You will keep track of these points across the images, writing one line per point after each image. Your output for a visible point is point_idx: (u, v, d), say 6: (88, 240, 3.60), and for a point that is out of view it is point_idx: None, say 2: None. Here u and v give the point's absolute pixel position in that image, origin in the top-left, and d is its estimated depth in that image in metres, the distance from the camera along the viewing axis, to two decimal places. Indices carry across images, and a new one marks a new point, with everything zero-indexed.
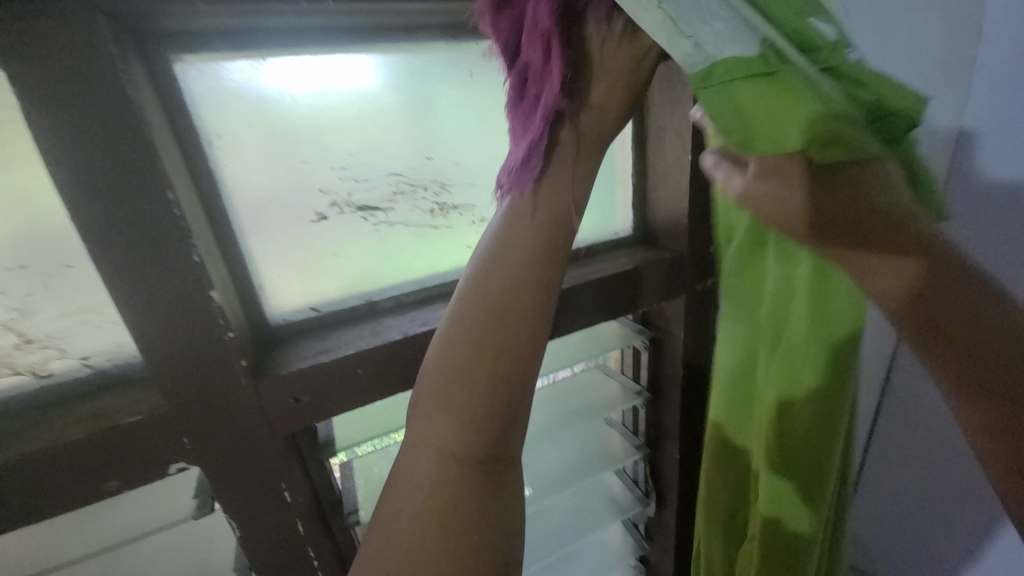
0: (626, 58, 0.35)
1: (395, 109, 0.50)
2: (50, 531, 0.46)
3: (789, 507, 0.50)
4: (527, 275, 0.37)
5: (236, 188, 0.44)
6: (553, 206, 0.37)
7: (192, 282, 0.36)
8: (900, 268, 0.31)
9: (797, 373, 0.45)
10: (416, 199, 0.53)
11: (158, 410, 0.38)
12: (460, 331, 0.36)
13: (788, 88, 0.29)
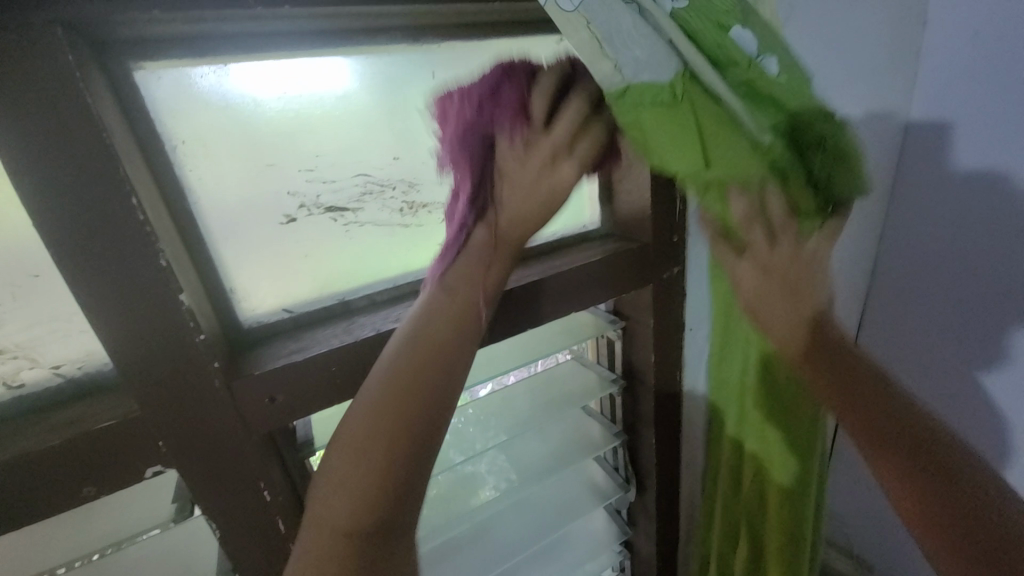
0: (539, 186, 0.41)
1: (372, 114, 0.52)
2: (29, 541, 0.46)
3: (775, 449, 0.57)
4: (437, 352, 0.40)
5: (201, 194, 0.45)
6: (463, 297, 0.42)
7: (163, 286, 0.37)
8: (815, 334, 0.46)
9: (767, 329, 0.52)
10: (384, 199, 0.54)
11: (132, 414, 0.39)
12: (365, 409, 0.38)
13: (688, 121, 0.37)
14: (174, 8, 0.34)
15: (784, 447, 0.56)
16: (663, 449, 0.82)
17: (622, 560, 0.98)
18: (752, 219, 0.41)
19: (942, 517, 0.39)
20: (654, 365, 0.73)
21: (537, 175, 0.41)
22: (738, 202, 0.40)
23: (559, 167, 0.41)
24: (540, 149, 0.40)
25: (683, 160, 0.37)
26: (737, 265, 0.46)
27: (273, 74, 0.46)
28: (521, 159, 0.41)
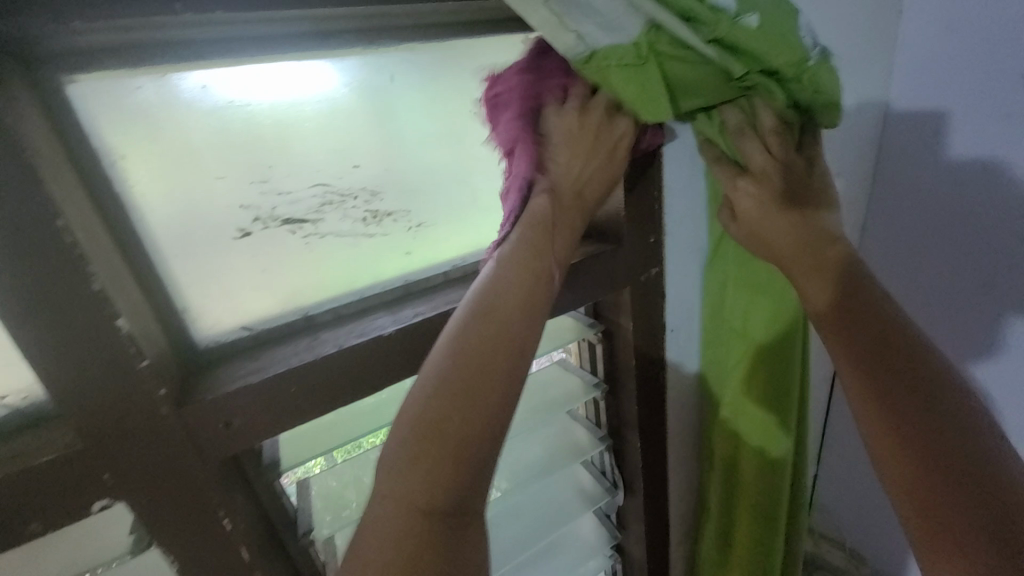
0: (601, 141, 0.48)
1: (362, 123, 0.51)
2: None
3: (757, 427, 0.66)
4: (514, 310, 0.40)
5: (146, 212, 0.43)
6: (530, 260, 0.43)
7: (100, 310, 0.35)
8: (842, 291, 0.45)
9: (750, 306, 0.63)
10: (346, 209, 0.52)
11: (72, 448, 0.37)
12: (435, 393, 0.37)
13: (658, 80, 0.40)
14: (94, 16, 0.32)
15: (766, 421, 0.65)
16: (650, 454, 0.79)
17: (614, 565, 0.96)
18: (743, 130, 0.47)
19: (914, 457, 0.37)
20: (635, 368, 0.71)
21: (598, 128, 0.47)
22: (730, 112, 0.47)
23: (616, 123, 0.48)
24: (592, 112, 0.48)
25: (659, 115, 0.41)
26: (734, 185, 0.50)
27: (221, 83, 0.43)
28: (578, 122, 0.47)
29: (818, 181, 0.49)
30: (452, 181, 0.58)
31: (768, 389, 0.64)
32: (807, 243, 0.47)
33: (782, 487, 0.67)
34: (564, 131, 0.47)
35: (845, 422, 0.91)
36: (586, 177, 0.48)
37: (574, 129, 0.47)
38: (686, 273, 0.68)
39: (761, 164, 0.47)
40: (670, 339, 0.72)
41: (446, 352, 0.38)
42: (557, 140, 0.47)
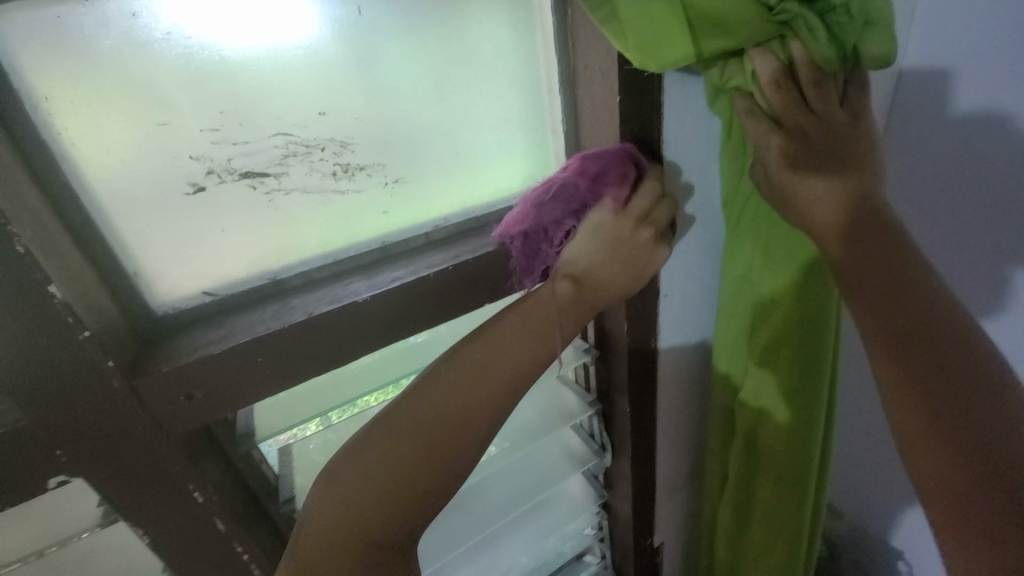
0: (625, 251, 0.48)
1: (337, 68, 0.45)
2: None
3: (774, 396, 0.62)
4: (510, 382, 0.41)
5: (82, 163, 0.38)
6: (531, 328, 0.44)
7: (25, 274, 0.31)
8: (874, 249, 0.41)
9: (770, 269, 0.57)
10: (313, 161, 0.46)
11: (16, 423, 0.34)
12: (417, 412, 0.39)
13: (673, 6, 0.38)
14: None
15: (790, 389, 0.61)
16: (639, 420, 0.78)
17: (600, 521, 0.99)
18: (783, 86, 0.41)
19: (943, 451, 0.34)
20: (627, 334, 0.68)
21: (629, 241, 0.48)
22: (761, 60, 0.41)
23: (652, 249, 0.49)
24: (645, 225, 0.48)
25: (675, 49, 0.39)
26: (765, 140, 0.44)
27: (158, 10, 0.37)
28: (629, 229, 0.47)
29: (845, 127, 0.44)
30: (431, 131, 0.52)
31: (800, 359, 0.60)
32: (849, 212, 0.43)
33: (811, 445, 0.65)
34: (609, 231, 0.47)
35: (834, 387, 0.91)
36: (617, 278, 0.47)
37: (616, 239, 0.47)
38: (683, 235, 0.65)
39: (795, 121, 0.42)
40: (664, 303, 0.69)
41: (439, 373, 0.41)
42: (605, 237, 0.47)
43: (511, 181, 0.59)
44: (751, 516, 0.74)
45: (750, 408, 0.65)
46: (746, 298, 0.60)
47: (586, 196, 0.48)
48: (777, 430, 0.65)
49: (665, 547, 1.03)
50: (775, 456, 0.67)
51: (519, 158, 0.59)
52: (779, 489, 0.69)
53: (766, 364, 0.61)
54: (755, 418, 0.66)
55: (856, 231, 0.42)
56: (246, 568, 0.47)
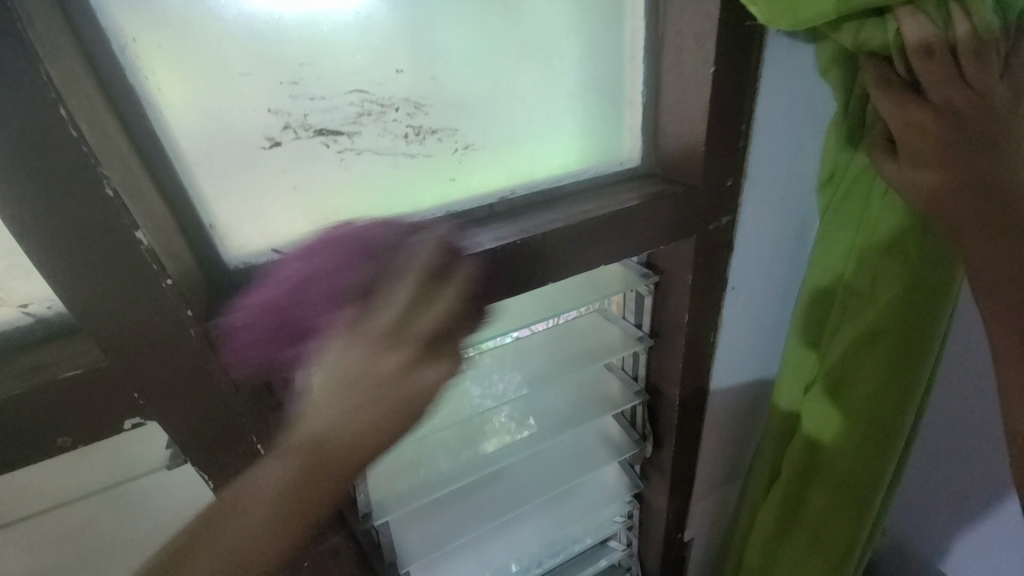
0: (366, 385, 0.38)
1: (419, 21, 0.43)
2: (61, 469, 0.47)
3: (851, 406, 0.59)
4: (277, 526, 0.38)
5: (164, 108, 0.38)
6: (278, 480, 0.38)
7: (112, 217, 0.31)
8: (993, 229, 0.43)
9: (870, 261, 0.53)
10: (386, 122, 0.45)
11: (99, 364, 0.35)
12: (221, 530, 0.37)
13: None
14: None
15: (870, 399, 0.57)
16: (686, 414, 0.75)
17: (631, 511, 0.97)
18: (931, 52, 0.41)
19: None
20: (687, 325, 0.64)
21: (379, 378, 0.38)
22: (908, 20, 0.41)
23: (420, 370, 0.39)
24: (390, 352, 0.39)
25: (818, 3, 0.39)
26: (905, 112, 0.43)
27: None
28: (372, 361, 0.38)
29: (997, 101, 0.41)
30: (506, 97, 0.50)
31: (887, 370, 0.55)
32: (983, 194, 0.43)
33: (879, 464, 0.61)
34: (357, 367, 0.38)
35: None
36: (364, 423, 0.38)
37: (364, 376, 0.38)
38: (760, 222, 0.61)
39: (940, 95, 0.42)
40: (729, 296, 0.66)
41: (231, 491, 0.38)
42: (353, 373, 0.38)
43: (581, 154, 0.56)
44: (792, 529, 0.70)
45: (818, 415, 0.62)
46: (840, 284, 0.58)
47: (305, 310, 0.39)
48: (847, 442, 0.61)
49: (695, 544, 1.01)
50: (832, 471, 0.63)
51: (592, 131, 0.55)
52: (834, 507, 0.65)
53: (846, 367, 0.57)
54: (820, 427, 0.63)
55: (979, 212, 0.43)
56: None
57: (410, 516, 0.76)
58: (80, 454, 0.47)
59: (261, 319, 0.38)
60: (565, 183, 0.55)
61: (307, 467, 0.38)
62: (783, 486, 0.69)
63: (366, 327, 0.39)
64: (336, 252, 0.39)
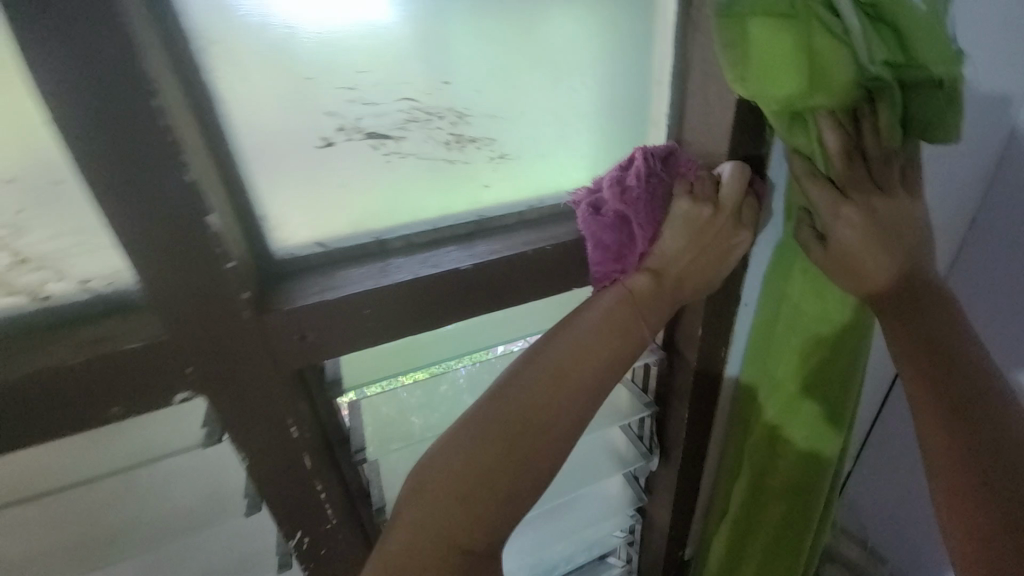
0: (712, 234, 0.49)
1: (468, 40, 0.47)
2: (89, 445, 0.49)
3: (801, 436, 0.66)
4: (591, 364, 0.45)
5: (231, 105, 0.40)
6: (644, 291, 0.48)
7: (187, 204, 0.33)
8: (909, 310, 0.44)
9: (807, 311, 0.58)
10: (430, 129, 0.48)
11: (158, 338, 0.37)
12: (544, 356, 0.45)
13: (800, 44, 0.37)
14: None
15: (813, 426, 0.64)
16: (695, 429, 0.76)
17: (632, 525, 0.97)
18: (850, 156, 0.42)
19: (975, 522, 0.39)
20: (699, 339, 0.66)
21: (716, 232, 0.50)
22: (831, 131, 0.41)
23: (737, 233, 0.51)
24: (716, 217, 0.49)
25: (783, 81, 0.37)
26: (836, 211, 0.44)
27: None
28: (711, 219, 0.49)
29: (904, 203, 0.45)
30: (540, 113, 0.53)
31: (825, 399, 0.62)
32: (904, 275, 0.45)
33: (822, 481, 0.68)
34: (695, 224, 0.49)
35: (891, 422, 0.86)
36: (683, 268, 0.50)
37: (704, 230, 0.49)
38: None
39: (859, 191, 0.43)
40: (741, 313, 0.67)
41: (506, 383, 0.44)
42: (684, 234, 0.49)
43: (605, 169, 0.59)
44: (753, 539, 0.76)
45: (762, 442, 0.69)
46: (781, 332, 0.62)
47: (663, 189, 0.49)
48: (798, 465, 0.68)
49: None
50: (783, 489, 0.70)
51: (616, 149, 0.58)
52: (788, 522, 0.71)
53: (796, 401, 0.64)
54: (770, 455, 0.69)
55: (896, 298, 0.45)
56: (322, 505, 0.51)
57: None
58: (104, 432, 0.48)
59: (624, 203, 0.48)
60: None
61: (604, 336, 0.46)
62: (738, 506, 0.74)
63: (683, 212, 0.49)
64: (658, 151, 0.50)
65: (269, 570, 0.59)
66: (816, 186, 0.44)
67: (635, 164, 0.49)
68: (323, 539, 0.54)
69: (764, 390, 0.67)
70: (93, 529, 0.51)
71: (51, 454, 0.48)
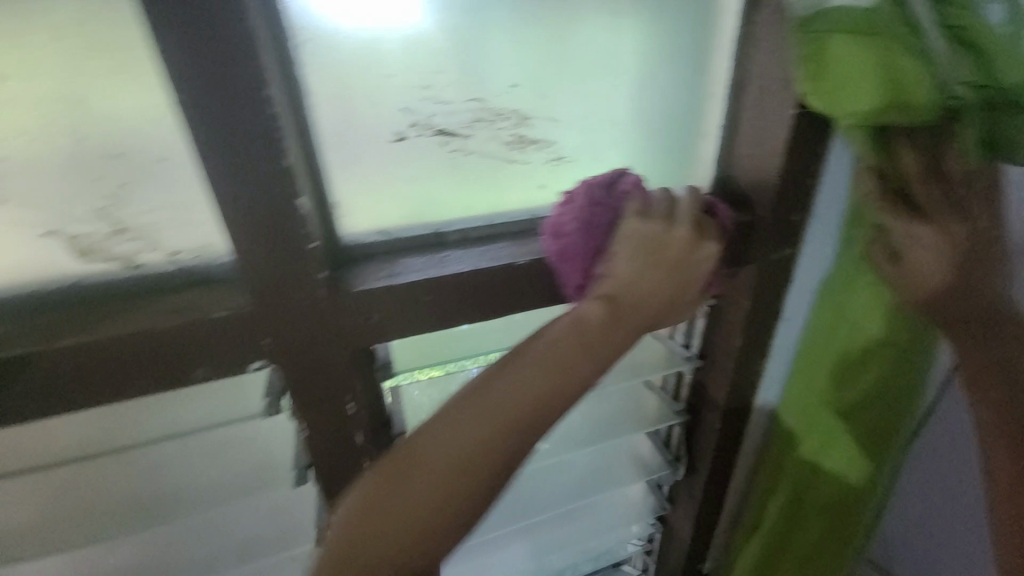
0: (670, 255, 0.43)
1: (537, 48, 0.49)
2: (159, 407, 0.52)
3: (848, 454, 0.65)
4: (546, 394, 0.39)
5: (318, 98, 0.43)
6: (602, 317, 0.41)
7: (281, 188, 0.36)
8: (974, 323, 0.47)
9: (865, 321, 0.59)
10: (495, 129, 0.50)
11: (243, 308, 0.40)
12: (496, 381, 0.39)
13: (878, 61, 0.39)
14: None
15: (862, 443, 0.64)
16: (725, 440, 0.76)
17: (651, 535, 0.97)
18: (927, 177, 0.43)
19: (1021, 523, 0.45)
20: (736, 350, 0.67)
21: (680, 249, 0.43)
22: (908, 154, 0.43)
23: (704, 251, 0.44)
24: (675, 236, 0.43)
25: (859, 98, 0.39)
26: (910, 232, 0.46)
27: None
28: (667, 236, 0.43)
29: (985, 224, 0.45)
30: (598, 119, 0.54)
31: (879, 413, 0.63)
32: (972, 292, 0.46)
33: (865, 503, 0.67)
34: (647, 244, 0.43)
35: None
36: (651, 288, 0.42)
37: (661, 248, 0.43)
38: (819, 259, 0.63)
39: (936, 212, 0.44)
40: (781, 326, 0.68)
41: (454, 409, 0.38)
42: (640, 255, 0.42)
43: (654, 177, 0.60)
44: (783, 559, 0.75)
45: (805, 457, 0.69)
46: (837, 341, 0.62)
47: (609, 209, 0.44)
48: (842, 485, 0.67)
49: None
50: (822, 507, 0.69)
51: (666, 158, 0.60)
52: (823, 541, 0.71)
53: (847, 414, 0.64)
54: (812, 471, 0.69)
55: (961, 314, 0.47)
56: None
57: None
58: (174, 396, 0.52)
59: (566, 240, 0.45)
60: None
61: (540, 379, 0.39)
62: (772, 522, 0.73)
63: (633, 239, 0.43)
64: (605, 175, 0.46)
65: (304, 542, 0.61)
66: (886, 204, 0.46)
67: (575, 198, 0.45)
68: None
69: (810, 403, 0.67)
70: (108, 498, 0.54)
71: (124, 412, 0.51)
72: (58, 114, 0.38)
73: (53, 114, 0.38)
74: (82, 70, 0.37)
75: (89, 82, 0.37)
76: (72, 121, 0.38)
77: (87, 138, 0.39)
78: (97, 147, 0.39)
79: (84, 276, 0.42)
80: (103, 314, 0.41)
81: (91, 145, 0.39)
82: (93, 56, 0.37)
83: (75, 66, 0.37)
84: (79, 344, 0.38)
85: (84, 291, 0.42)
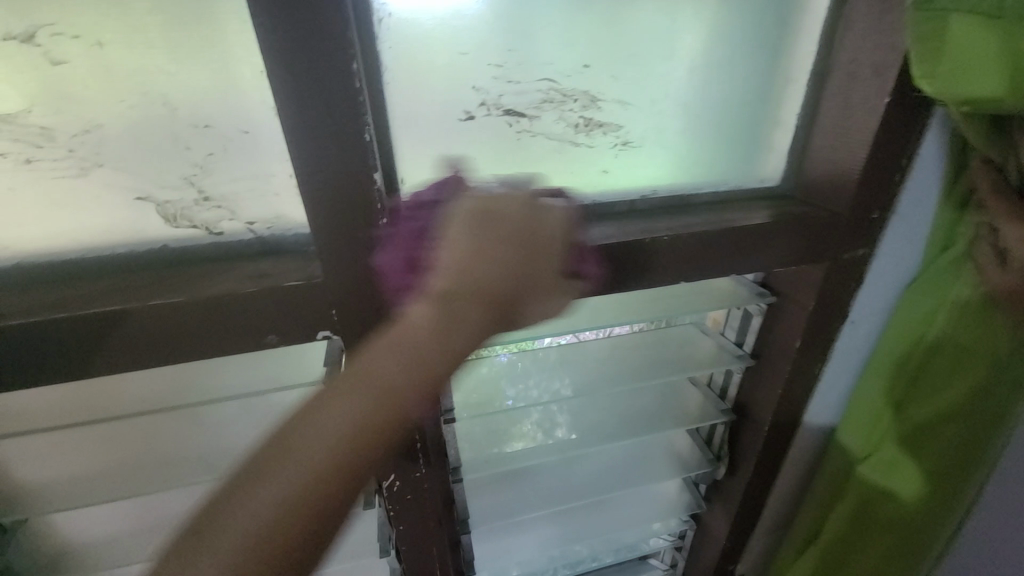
0: (497, 234, 0.36)
1: (613, 27, 0.47)
2: (228, 367, 0.55)
3: (921, 467, 0.63)
4: (394, 391, 0.33)
5: (393, 73, 0.43)
6: (444, 304, 0.34)
7: (359, 163, 0.37)
8: None
9: (955, 328, 0.57)
10: (563, 110, 0.49)
11: (315, 279, 0.41)
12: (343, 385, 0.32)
13: (1001, 46, 0.37)
14: None
15: (940, 460, 0.62)
16: (773, 443, 0.74)
17: (683, 531, 0.96)
18: None
19: None
20: (795, 352, 0.64)
21: (518, 225, 0.37)
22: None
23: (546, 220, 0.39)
24: (489, 214, 0.37)
25: (977, 85, 0.38)
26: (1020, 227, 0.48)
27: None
28: (500, 214, 0.37)
29: None
30: (669, 104, 0.52)
31: (964, 430, 0.60)
32: None
33: (937, 522, 0.65)
34: (473, 231, 0.36)
35: None
36: (496, 265, 0.36)
37: (491, 229, 0.36)
38: (895, 261, 0.59)
39: None
40: (847, 330, 0.64)
41: (298, 420, 0.31)
42: (465, 239, 0.36)
43: (723, 167, 0.57)
44: (840, 572, 0.72)
45: (873, 471, 0.66)
46: (920, 348, 0.60)
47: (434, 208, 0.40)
48: (912, 499, 0.64)
49: None
50: (888, 522, 0.66)
51: (737, 146, 0.57)
52: (886, 559, 0.68)
53: (927, 427, 0.61)
54: (879, 486, 0.65)
55: None
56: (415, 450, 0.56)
57: (482, 485, 0.78)
58: (242, 357, 0.55)
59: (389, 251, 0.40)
60: (704, 191, 0.57)
61: (400, 365, 0.33)
62: (829, 535, 0.70)
63: (465, 216, 0.37)
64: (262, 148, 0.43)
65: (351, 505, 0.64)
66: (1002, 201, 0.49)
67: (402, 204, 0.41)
68: (410, 483, 0.59)
69: (883, 413, 0.64)
70: (172, 451, 0.56)
71: (196, 370, 0.55)
72: (155, 83, 0.39)
73: (151, 84, 0.39)
74: (181, 43, 0.39)
75: (186, 54, 0.39)
76: (168, 90, 0.40)
77: (179, 108, 0.41)
78: (189, 117, 0.41)
79: (170, 240, 0.45)
80: (186, 278, 0.43)
81: (182, 114, 0.41)
82: (192, 29, 0.38)
83: (174, 38, 0.39)
84: (165, 304, 0.40)
85: (169, 255, 0.45)
